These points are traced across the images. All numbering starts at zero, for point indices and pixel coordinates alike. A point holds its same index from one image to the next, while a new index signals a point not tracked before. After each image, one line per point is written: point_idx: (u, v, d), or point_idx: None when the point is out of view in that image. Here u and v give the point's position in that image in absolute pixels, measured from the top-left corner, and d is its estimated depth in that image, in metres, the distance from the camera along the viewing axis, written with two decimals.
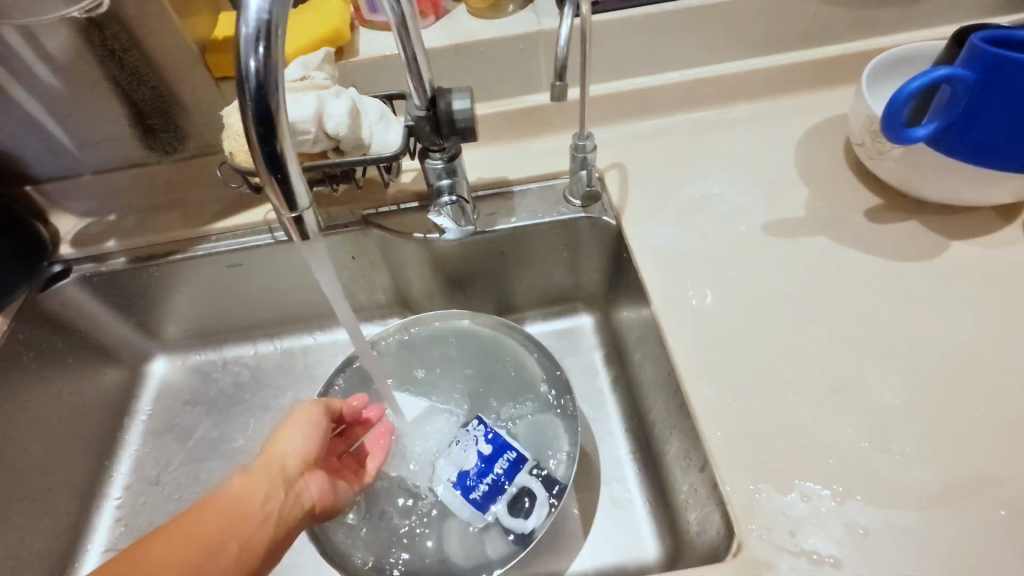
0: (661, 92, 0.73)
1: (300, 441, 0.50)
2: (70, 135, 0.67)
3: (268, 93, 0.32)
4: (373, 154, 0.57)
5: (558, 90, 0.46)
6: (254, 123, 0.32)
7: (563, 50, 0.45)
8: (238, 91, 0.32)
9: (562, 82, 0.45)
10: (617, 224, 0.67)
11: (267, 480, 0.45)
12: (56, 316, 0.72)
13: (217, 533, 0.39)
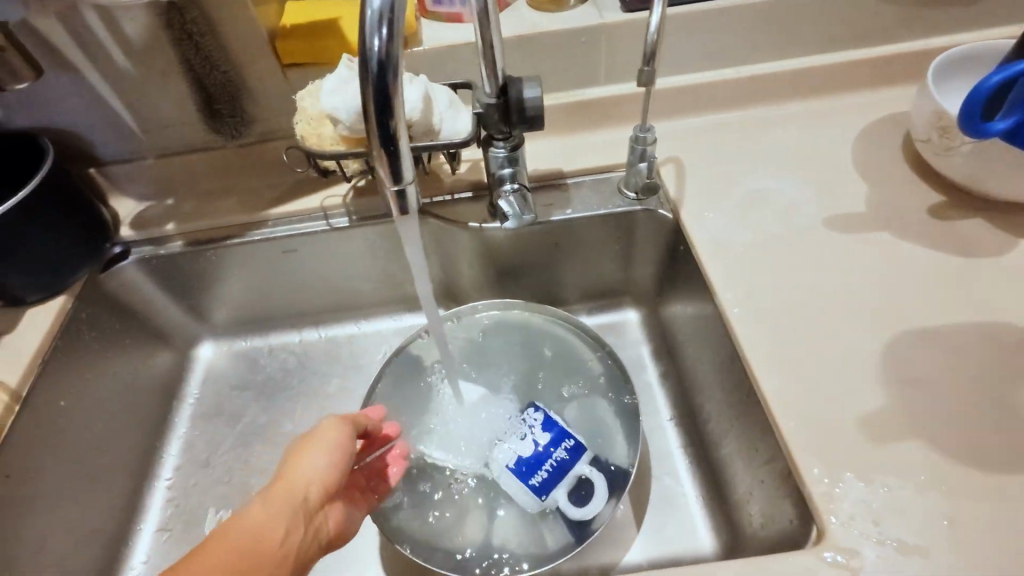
0: (718, 88, 0.74)
1: (323, 468, 0.45)
2: (138, 119, 0.69)
3: (387, 73, 0.33)
4: (443, 141, 0.59)
5: (647, 76, 0.47)
6: (372, 101, 0.34)
7: (652, 36, 0.47)
8: (359, 69, 0.33)
9: (651, 68, 0.46)
10: (674, 217, 0.68)
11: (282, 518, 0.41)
12: (115, 297, 0.73)
13: None
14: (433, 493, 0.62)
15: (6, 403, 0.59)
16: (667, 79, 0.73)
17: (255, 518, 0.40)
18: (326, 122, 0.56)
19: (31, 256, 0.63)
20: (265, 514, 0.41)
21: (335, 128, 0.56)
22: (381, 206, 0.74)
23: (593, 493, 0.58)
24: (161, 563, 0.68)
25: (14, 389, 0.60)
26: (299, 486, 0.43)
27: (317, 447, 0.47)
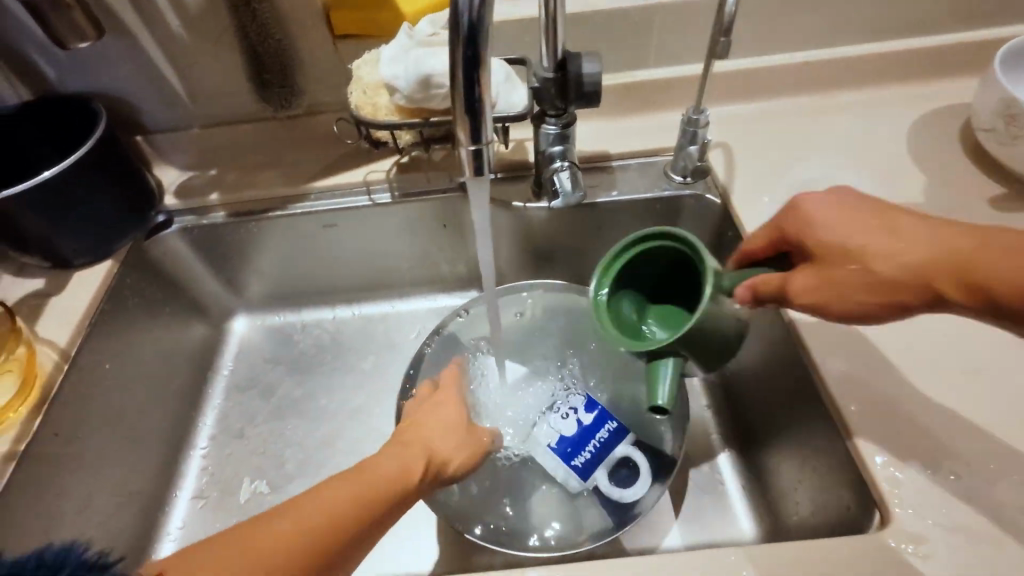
0: (770, 73, 0.72)
1: (451, 446, 0.52)
2: (188, 86, 0.69)
3: (479, 34, 0.33)
4: (499, 113, 0.59)
5: (722, 47, 0.46)
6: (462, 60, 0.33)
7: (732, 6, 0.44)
8: (450, 29, 0.33)
9: (728, 39, 0.45)
10: (723, 202, 0.66)
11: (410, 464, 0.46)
12: (157, 264, 0.73)
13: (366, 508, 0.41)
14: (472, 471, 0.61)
15: (56, 361, 0.59)
16: (730, 61, 0.71)
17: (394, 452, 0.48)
18: (383, 91, 0.56)
19: (83, 221, 0.64)
20: (400, 453, 0.47)
21: (391, 98, 0.55)
22: (424, 183, 0.74)
23: (636, 476, 0.58)
24: (197, 530, 0.68)
25: (63, 348, 0.60)
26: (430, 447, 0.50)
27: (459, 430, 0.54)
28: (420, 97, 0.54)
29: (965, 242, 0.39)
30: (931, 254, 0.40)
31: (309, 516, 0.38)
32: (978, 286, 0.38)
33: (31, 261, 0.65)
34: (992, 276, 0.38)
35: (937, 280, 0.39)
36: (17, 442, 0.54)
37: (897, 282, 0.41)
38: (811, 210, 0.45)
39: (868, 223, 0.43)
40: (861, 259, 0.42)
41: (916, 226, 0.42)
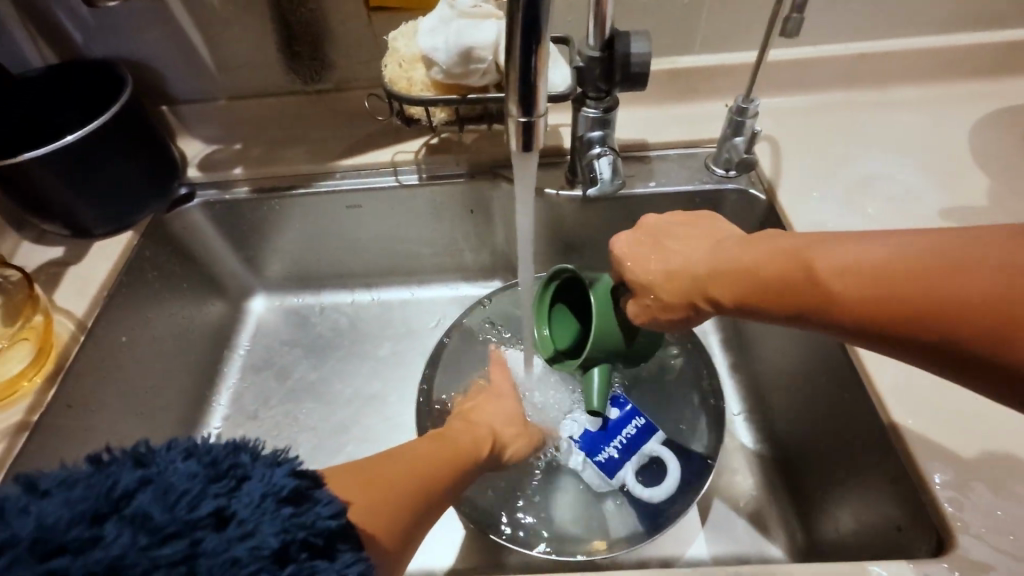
0: (822, 66, 0.69)
1: (520, 430, 0.57)
2: (216, 56, 0.68)
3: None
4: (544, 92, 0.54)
5: (792, 24, 0.46)
6: (521, 23, 0.31)
7: None
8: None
9: (801, 15, 0.46)
10: (768, 198, 0.63)
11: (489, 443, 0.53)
12: (177, 238, 0.71)
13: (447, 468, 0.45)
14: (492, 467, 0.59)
15: (72, 332, 0.58)
16: (784, 50, 0.67)
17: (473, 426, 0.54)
18: (419, 65, 0.53)
19: (106, 189, 0.62)
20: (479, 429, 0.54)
21: (427, 72, 0.53)
22: (453, 165, 0.71)
23: (664, 475, 0.55)
24: None
25: (80, 319, 0.59)
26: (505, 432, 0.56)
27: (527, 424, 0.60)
28: (459, 72, 0.51)
29: (772, 253, 0.39)
30: (716, 275, 0.42)
31: (407, 464, 0.42)
32: (752, 303, 0.40)
33: (50, 229, 0.63)
34: (769, 294, 0.39)
35: (696, 298, 0.44)
36: (29, 413, 0.52)
37: (677, 303, 0.46)
38: (620, 249, 0.49)
39: (722, 245, 0.44)
40: (654, 290, 0.47)
41: (742, 243, 0.42)
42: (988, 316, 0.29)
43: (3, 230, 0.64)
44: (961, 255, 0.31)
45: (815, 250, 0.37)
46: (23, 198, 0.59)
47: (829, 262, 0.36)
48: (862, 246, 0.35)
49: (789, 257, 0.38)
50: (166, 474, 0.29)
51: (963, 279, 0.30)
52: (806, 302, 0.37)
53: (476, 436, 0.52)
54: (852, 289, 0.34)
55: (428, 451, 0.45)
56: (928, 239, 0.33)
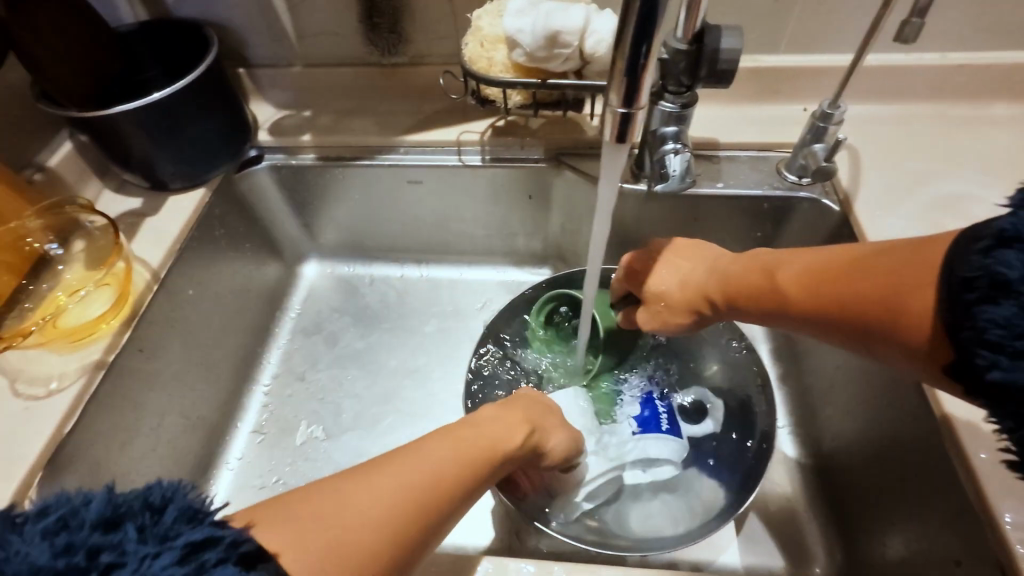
0: (915, 74, 0.65)
1: (557, 423, 0.52)
2: (296, 22, 0.68)
3: None
4: None
5: (910, 29, 0.43)
6: (638, 14, 0.30)
7: None
8: None
9: (920, 20, 0.43)
10: (843, 210, 0.60)
11: (515, 444, 0.46)
12: (243, 198, 0.73)
13: (460, 468, 0.40)
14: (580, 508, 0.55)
15: (147, 281, 0.60)
16: (881, 54, 0.64)
17: (497, 425, 0.46)
18: (500, 46, 0.53)
19: (185, 144, 0.64)
20: (504, 428, 0.46)
21: (509, 54, 0.52)
22: (517, 149, 0.70)
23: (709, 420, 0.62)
24: (257, 464, 0.68)
25: (154, 269, 0.61)
26: (537, 428, 0.49)
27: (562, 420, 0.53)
28: (542, 55, 0.51)
29: (748, 271, 0.47)
30: (699, 291, 0.51)
31: (412, 467, 0.37)
32: (735, 307, 0.48)
33: (131, 179, 0.66)
34: (742, 302, 0.47)
35: (696, 308, 0.51)
36: (107, 353, 0.55)
37: (683, 309, 0.52)
38: (637, 265, 0.56)
39: (710, 262, 0.51)
40: (663, 300, 0.54)
41: (733, 258, 0.50)
42: (885, 312, 0.35)
43: (87, 177, 0.66)
44: (871, 264, 0.37)
45: (778, 269, 0.44)
46: (108, 149, 0.61)
47: (787, 277, 0.43)
48: (810, 262, 0.42)
49: (760, 273, 0.45)
50: (11, 563, 0.24)
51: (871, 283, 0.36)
52: (772, 307, 0.44)
53: (499, 440, 0.45)
54: (801, 298, 0.41)
55: (432, 468, 0.38)
56: (855, 252, 0.39)
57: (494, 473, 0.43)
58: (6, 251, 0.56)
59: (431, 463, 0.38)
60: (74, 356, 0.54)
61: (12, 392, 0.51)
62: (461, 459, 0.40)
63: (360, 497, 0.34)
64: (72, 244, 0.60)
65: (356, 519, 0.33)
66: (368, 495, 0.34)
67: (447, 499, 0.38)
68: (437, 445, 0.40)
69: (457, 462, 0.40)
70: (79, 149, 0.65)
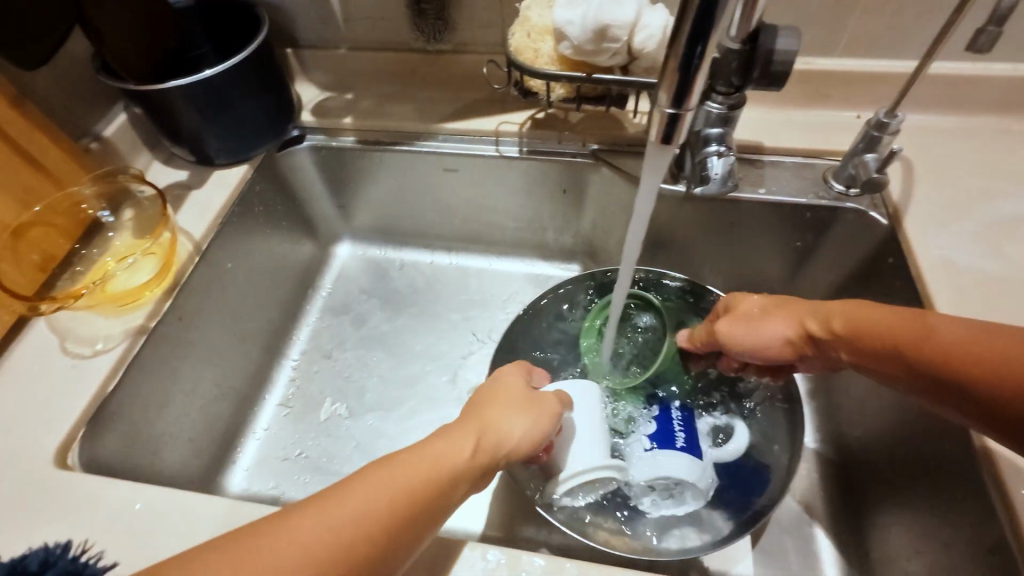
0: (979, 86, 0.62)
1: (526, 412, 0.47)
2: (344, 5, 0.69)
3: None
4: None
5: (985, 38, 0.41)
6: (694, 15, 0.29)
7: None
8: None
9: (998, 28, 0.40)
10: (890, 224, 0.58)
11: (469, 471, 0.41)
12: (283, 177, 0.75)
13: (401, 497, 0.36)
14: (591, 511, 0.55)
15: (190, 252, 0.62)
16: (946, 62, 0.61)
17: (449, 452, 0.40)
18: (548, 38, 0.52)
19: (231, 121, 0.65)
20: (456, 456, 0.41)
21: (557, 46, 0.52)
22: (555, 143, 0.70)
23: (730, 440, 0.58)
24: (281, 436, 0.70)
25: (197, 241, 0.64)
26: (492, 432, 0.44)
27: (530, 406, 0.47)
28: (590, 49, 0.50)
29: (862, 316, 0.44)
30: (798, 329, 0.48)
31: (345, 515, 0.33)
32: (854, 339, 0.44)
33: (179, 152, 0.68)
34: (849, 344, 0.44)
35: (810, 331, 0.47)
36: (149, 319, 0.57)
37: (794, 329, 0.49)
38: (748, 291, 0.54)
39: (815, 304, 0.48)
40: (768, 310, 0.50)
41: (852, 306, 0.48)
42: None
43: (139, 148, 0.69)
44: (997, 346, 0.36)
45: (896, 321, 0.42)
46: (159, 122, 0.63)
47: (902, 331, 0.41)
48: (933, 324, 0.40)
49: (878, 321, 0.43)
50: None
51: (990, 361, 0.36)
52: (879, 358, 0.42)
53: (449, 472, 0.39)
54: (906, 356, 0.40)
55: (357, 528, 0.33)
56: (992, 327, 0.37)
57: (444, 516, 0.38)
58: (61, 215, 0.58)
59: (367, 501, 0.34)
60: (119, 319, 0.57)
61: (62, 350, 0.54)
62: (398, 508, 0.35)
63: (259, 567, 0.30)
64: (121, 212, 0.63)
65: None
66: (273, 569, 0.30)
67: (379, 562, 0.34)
68: (369, 488, 0.35)
69: (392, 509, 0.35)
70: (133, 121, 0.68)
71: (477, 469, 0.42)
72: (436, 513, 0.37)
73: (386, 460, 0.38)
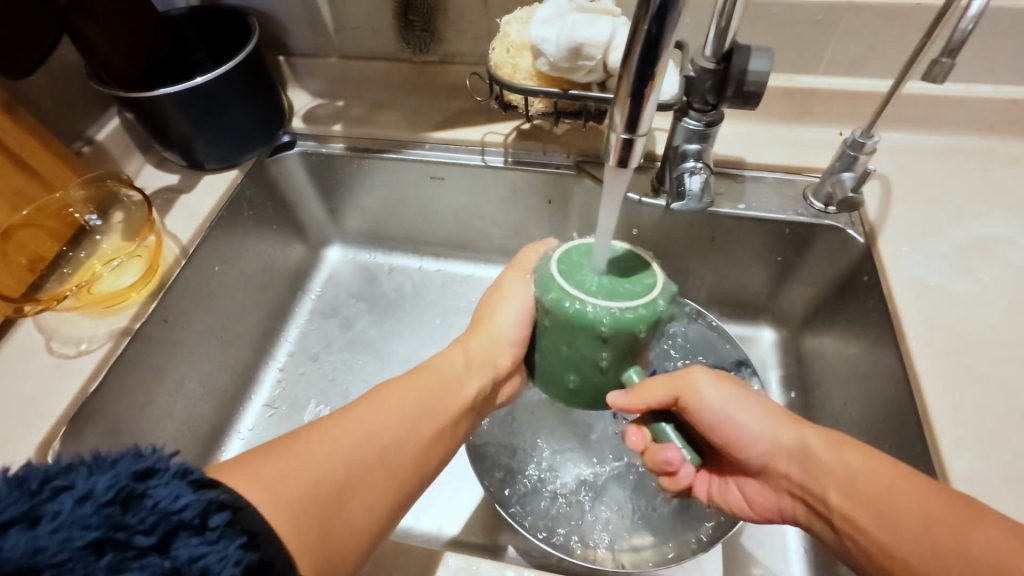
0: (959, 106, 0.62)
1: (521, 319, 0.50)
2: (334, 14, 0.71)
3: (666, 17, 0.30)
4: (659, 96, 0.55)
5: (938, 70, 0.42)
6: (641, 46, 0.31)
7: (969, 24, 0.39)
8: (639, 4, 0.30)
9: (950, 61, 0.41)
10: (865, 243, 0.58)
11: (469, 373, 0.48)
12: (272, 181, 0.75)
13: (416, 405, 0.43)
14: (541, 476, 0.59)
15: (177, 256, 0.64)
16: (922, 82, 0.61)
17: (446, 365, 0.48)
18: (526, 53, 0.53)
19: (222, 127, 0.67)
20: (457, 367, 0.48)
21: (534, 62, 0.53)
22: (539, 154, 0.70)
23: None
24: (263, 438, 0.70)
25: (184, 244, 0.65)
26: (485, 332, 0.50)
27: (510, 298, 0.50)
28: (565, 67, 0.51)
29: (843, 453, 0.41)
30: (775, 443, 0.44)
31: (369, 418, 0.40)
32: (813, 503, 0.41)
33: (171, 157, 0.70)
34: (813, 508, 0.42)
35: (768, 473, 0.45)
36: (134, 320, 0.59)
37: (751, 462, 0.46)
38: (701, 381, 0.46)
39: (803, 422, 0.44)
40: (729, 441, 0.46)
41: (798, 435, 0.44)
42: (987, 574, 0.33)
43: (130, 151, 0.71)
44: (973, 530, 0.34)
45: (876, 468, 0.39)
46: (151, 128, 0.65)
47: (880, 484, 0.38)
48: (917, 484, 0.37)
49: (859, 465, 0.39)
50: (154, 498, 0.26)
51: (961, 548, 0.34)
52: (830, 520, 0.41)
53: (452, 378, 0.47)
54: (866, 510, 0.38)
55: (395, 426, 0.41)
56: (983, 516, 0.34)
57: (461, 414, 0.46)
58: (51, 219, 0.60)
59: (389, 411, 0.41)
60: (105, 321, 0.58)
61: (48, 349, 0.56)
62: (422, 410, 0.43)
63: (325, 454, 0.37)
64: (111, 216, 0.65)
65: (331, 474, 0.36)
66: (336, 459, 0.37)
67: (419, 450, 0.42)
68: (389, 396, 0.42)
69: (417, 410, 0.43)
70: (124, 125, 0.70)
71: (478, 369, 0.48)
72: (453, 413, 0.45)
73: (386, 381, 0.44)
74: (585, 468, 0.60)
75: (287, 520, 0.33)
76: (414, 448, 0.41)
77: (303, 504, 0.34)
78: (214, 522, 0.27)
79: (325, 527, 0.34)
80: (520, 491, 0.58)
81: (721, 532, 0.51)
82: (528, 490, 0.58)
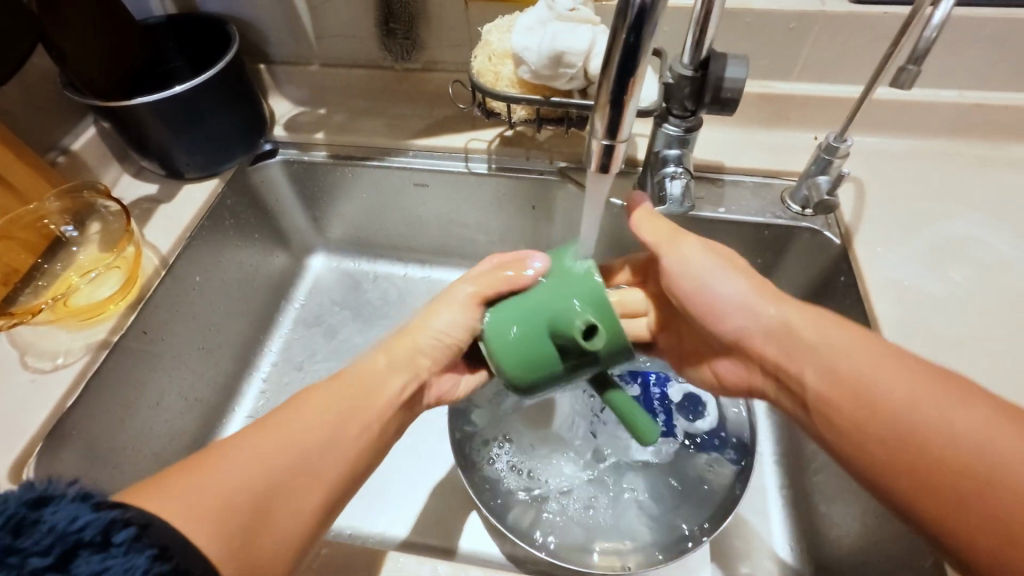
0: (927, 111, 0.65)
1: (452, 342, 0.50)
2: (315, 23, 0.71)
3: (645, 26, 0.31)
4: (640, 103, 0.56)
5: (906, 77, 0.43)
6: (621, 55, 0.32)
7: (933, 32, 0.41)
8: (618, 14, 0.31)
9: (916, 68, 0.42)
10: (842, 244, 0.60)
11: (386, 375, 0.46)
12: (255, 190, 0.74)
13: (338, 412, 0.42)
14: (535, 496, 0.58)
15: (155, 266, 0.63)
16: (892, 88, 0.63)
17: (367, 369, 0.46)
18: (507, 61, 0.54)
19: (201, 136, 0.66)
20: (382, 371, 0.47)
21: (515, 70, 0.53)
22: (522, 160, 0.70)
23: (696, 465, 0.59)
24: None
25: (164, 255, 0.64)
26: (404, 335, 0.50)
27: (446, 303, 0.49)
28: (546, 74, 0.51)
29: (875, 356, 0.38)
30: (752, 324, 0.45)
31: (293, 425, 0.39)
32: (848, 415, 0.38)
33: (149, 166, 0.69)
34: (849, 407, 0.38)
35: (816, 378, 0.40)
36: (112, 333, 0.57)
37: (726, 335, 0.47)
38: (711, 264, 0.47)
39: (833, 326, 0.41)
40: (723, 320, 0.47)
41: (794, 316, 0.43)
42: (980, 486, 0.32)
43: (108, 160, 0.70)
44: None
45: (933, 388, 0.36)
46: (129, 138, 0.64)
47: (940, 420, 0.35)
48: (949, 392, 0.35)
49: (919, 385, 0.36)
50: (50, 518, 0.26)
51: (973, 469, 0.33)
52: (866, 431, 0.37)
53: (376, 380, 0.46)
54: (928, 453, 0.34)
55: (318, 429, 0.40)
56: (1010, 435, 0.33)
57: (391, 414, 0.45)
58: (24, 230, 0.59)
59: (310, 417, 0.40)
60: (82, 333, 0.57)
61: (22, 364, 0.55)
62: (360, 410, 0.43)
63: (250, 473, 0.36)
64: (87, 226, 0.63)
65: (247, 487, 0.35)
66: (262, 474, 0.36)
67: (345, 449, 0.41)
68: (310, 400, 0.41)
69: (342, 415, 0.42)
70: (101, 134, 0.69)
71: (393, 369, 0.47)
72: (383, 415, 0.44)
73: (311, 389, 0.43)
74: (575, 469, 0.60)
75: (223, 541, 0.33)
76: (337, 450, 0.40)
77: (218, 516, 0.33)
78: (121, 537, 0.27)
79: (248, 533, 0.34)
80: (506, 491, 0.58)
81: (711, 528, 0.52)
82: (515, 494, 0.58)
